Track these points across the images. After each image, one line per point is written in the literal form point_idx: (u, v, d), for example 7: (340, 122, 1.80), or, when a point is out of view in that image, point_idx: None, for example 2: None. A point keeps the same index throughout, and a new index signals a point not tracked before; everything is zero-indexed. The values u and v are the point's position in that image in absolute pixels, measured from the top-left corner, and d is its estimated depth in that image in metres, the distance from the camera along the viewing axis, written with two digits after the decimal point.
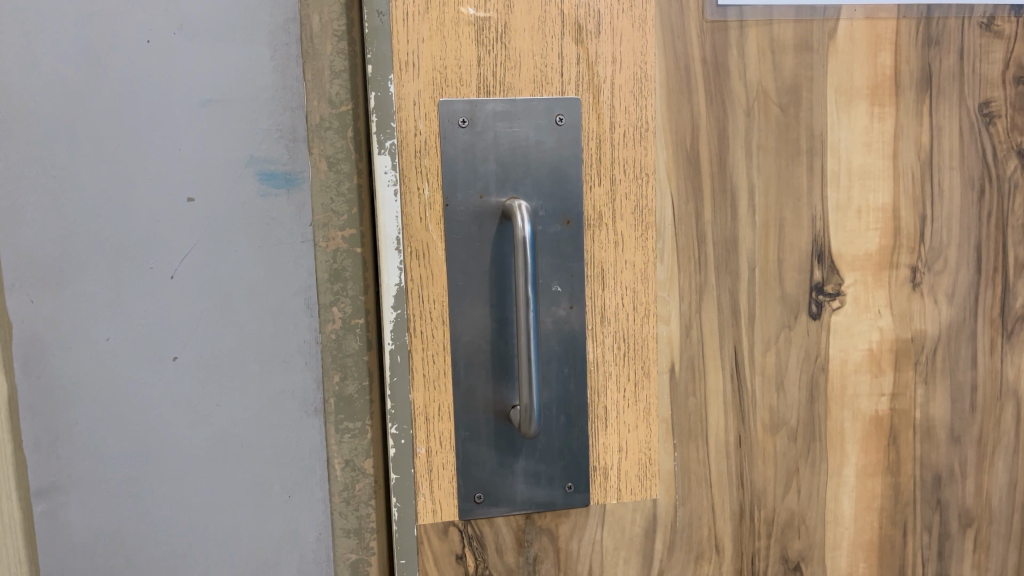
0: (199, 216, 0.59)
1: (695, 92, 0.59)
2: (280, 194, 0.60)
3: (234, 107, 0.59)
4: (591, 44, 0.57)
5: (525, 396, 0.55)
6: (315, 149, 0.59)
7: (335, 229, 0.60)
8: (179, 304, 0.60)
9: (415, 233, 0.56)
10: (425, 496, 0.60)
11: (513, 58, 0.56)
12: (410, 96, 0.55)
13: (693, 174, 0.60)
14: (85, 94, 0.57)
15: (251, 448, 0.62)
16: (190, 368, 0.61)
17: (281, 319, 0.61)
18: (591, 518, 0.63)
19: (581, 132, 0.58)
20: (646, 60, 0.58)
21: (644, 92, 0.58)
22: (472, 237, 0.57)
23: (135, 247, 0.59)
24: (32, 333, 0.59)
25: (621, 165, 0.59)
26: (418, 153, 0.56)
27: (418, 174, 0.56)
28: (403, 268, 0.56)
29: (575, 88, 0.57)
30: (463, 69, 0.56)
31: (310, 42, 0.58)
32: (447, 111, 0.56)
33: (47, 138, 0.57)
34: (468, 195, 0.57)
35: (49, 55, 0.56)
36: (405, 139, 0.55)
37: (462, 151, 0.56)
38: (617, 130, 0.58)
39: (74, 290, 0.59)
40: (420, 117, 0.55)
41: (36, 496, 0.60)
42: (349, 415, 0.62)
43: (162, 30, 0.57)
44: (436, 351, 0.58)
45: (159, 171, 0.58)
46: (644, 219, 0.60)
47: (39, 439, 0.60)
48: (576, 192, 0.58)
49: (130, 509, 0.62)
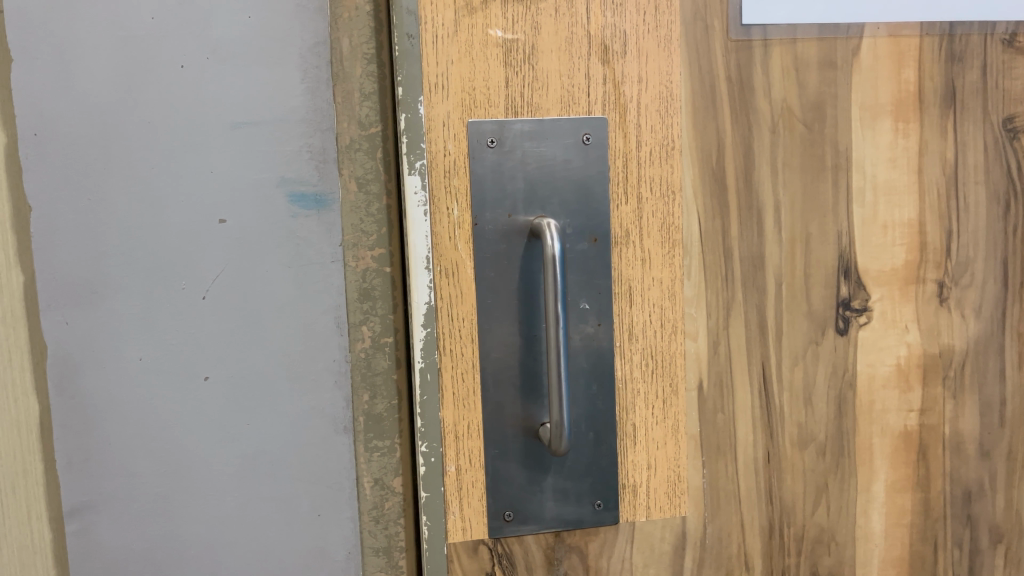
0: (230, 237, 0.60)
1: (721, 110, 0.60)
2: (310, 214, 0.61)
3: (265, 130, 0.60)
4: (617, 64, 0.58)
5: (555, 414, 0.55)
6: (345, 170, 0.60)
7: (364, 249, 0.61)
8: (209, 324, 0.61)
9: (444, 251, 0.57)
10: (455, 514, 0.60)
11: (540, 79, 0.57)
12: (439, 117, 0.56)
13: (720, 191, 0.60)
14: (119, 118, 0.58)
15: (280, 467, 0.63)
16: (221, 387, 0.61)
17: (311, 337, 0.62)
18: (621, 535, 0.63)
19: (607, 149, 0.58)
20: (672, 79, 0.59)
21: (670, 110, 0.59)
22: (501, 255, 0.57)
23: (167, 268, 0.60)
24: (66, 354, 0.60)
25: (648, 183, 0.59)
26: (447, 173, 0.56)
27: (448, 194, 0.56)
28: (433, 287, 0.57)
29: (601, 107, 0.58)
30: (492, 90, 0.56)
31: (340, 65, 0.59)
32: (476, 131, 0.56)
33: (81, 161, 0.58)
34: (496, 213, 0.57)
35: (85, 81, 0.57)
36: (435, 159, 0.56)
37: (490, 171, 0.57)
38: (644, 147, 0.59)
39: (107, 311, 0.60)
40: (449, 138, 0.56)
41: (68, 516, 0.61)
42: (379, 433, 0.63)
43: (195, 55, 0.58)
44: (465, 369, 0.58)
45: (190, 193, 0.59)
46: (670, 236, 0.60)
47: (72, 458, 0.61)
48: (603, 210, 0.59)
49: (161, 528, 0.62)
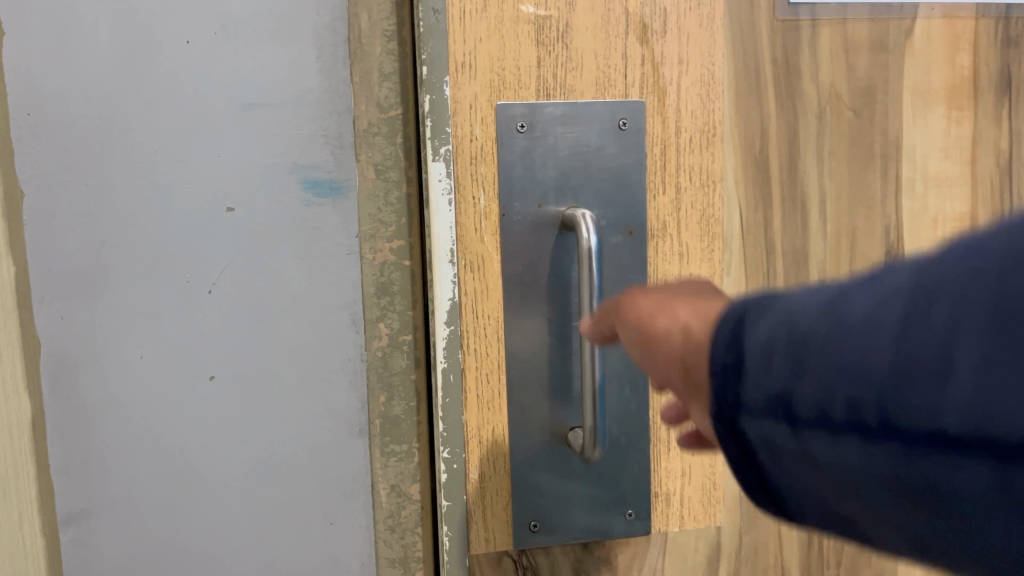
0: (239, 226, 0.56)
1: (765, 94, 0.56)
2: (325, 203, 0.57)
3: (277, 112, 0.56)
4: (656, 44, 0.53)
5: (589, 419, 0.51)
6: (362, 156, 0.56)
7: (382, 240, 0.57)
8: (217, 319, 0.57)
9: (469, 244, 0.52)
10: (478, 524, 0.55)
11: (575, 59, 0.52)
12: (466, 99, 0.51)
13: (763, 180, 0.57)
14: (120, 99, 0.54)
15: (291, 472, 0.59)
16: (228, 389, 0.58)
17: (325, 334, 0.58)
18: (653, 546, 0.59)
19: (644, 136, 0.54)
20: (714, 61, 0.54)
21: (711, 95, 0.55)
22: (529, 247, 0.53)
23: (172, 260, 0.56)
24: (62, 351, 0.55)
25: (686, 171, 0.55)
26: (474, 160, 0.52)
27: (474, 182, 0.52)
28: (456, 282, 0.52)
29: (638, 90, 0.54)
30: (522, 71, 0.52)
31: (358, 43, 0.55)
32: (505, 114, 0.52)
33: (80, 144, 0.54)
34: (525, 202, 0.52)
35: (84, 58, 0.53)
36: (461, 144, 0.51)
37: (520, 158, 0.52)
38: (682, 134, 0.55)
39: (108, 305, 0.55)
40: (477, 122, 0.51)
41: (64, 523, 0.57)
42: (396, 438, 0.58)
43: (202, 31, 0.54)
44: (489, 370, 0.54)
45: (197, 180, 0.55)
46: (710, 229, 0.56)
47: (69, 461, 0.56)
48: (640, 201, 0.54)
49: (164, 536, 0.58)
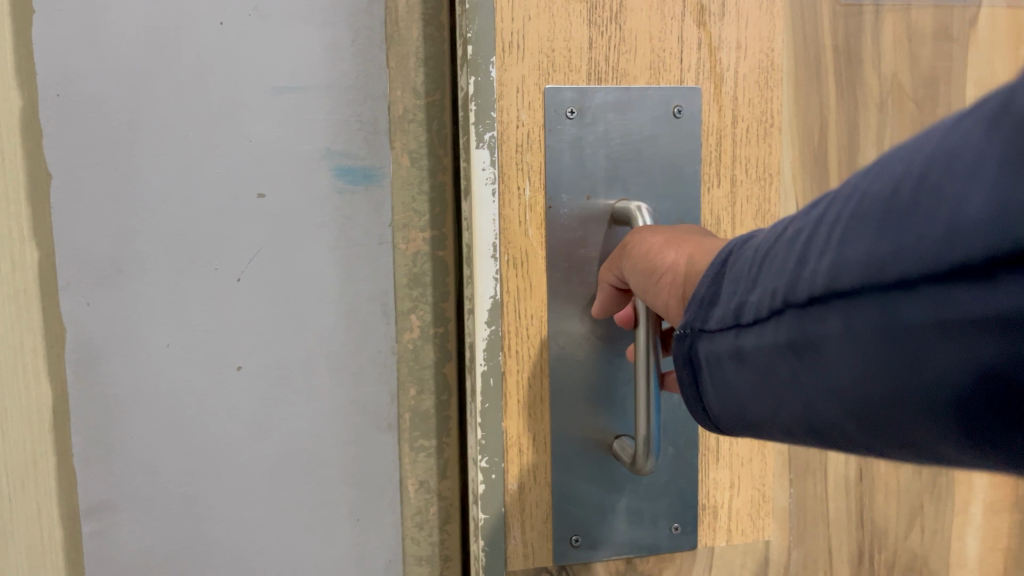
0: (269, 213, 0.54)
1: (825, 82, 0.53)
2: (357, 190, 0.55)
3: (311, 96, 0.54)
4: (714, 26, 0.50)
5: (642, 428, 0.44)
6: (397, 144, 0.55)
7: (415, 230, 0.56)
8: (245, 308, 0.55)
9: (512, 238, 0.48)
10: (517, 538, 0.51)
11: (629, 43, 0.49)
12: (513, 82, 0.47)
13: (819, 173, 0.54)
14: (150, 79, 0.52)
15: (319, 467, 0.57)
16: (255, 379, 0.55)
17: (356, 326, 0.56)
18: (699, 563, 0.55)
19: (700, 125, 0.51)
20: (773, 46, 0.51)
21: (770, 83, 0.52)
22: (575, 243, 0.49)
23: (199, 246, 0.53)
24: (85, 339, 0.53)
25: (742, 162, 0.52)
26: (520, 148, 0.48)
27: (519, 172, 0.48)
28: (498, 280, 0.48)
29: (694, 76, 0.50)
30: (574, 52, 0.48)
31: (395, 27, 0.54)
32: (555, 100, 0.48)
33: (108, 125, 0.52)
34: (572, 193, 0.49)
35: (113, 36, 0.51)
36: (506, 131, 0.48)
37: (568, 146, 0.49)
38: (740, 123, 0.52)
39: (133, 291, 0.53)
40: (523, 106, 0.48)
41: (85, 515, 0.54)
42: (426, 432, 0.59)
43: (235, 10, 0.52)
44: (529, 374, 0.50)
45: (227, 164, 0.53)
46: (765, 224, 0.53)
47: (90, 452, 0.53)
48: (694, 195, 0.51)
49: (186, 532, 0.56)
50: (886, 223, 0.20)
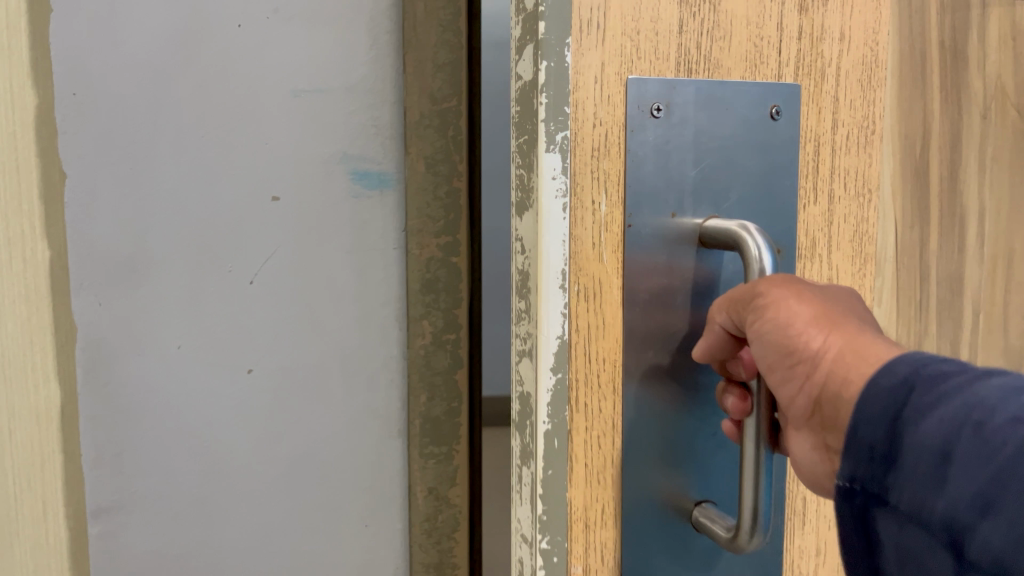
0: (286, 215, 0.54)
1: (930, 86, 0.39)
2: (373, 194, 0.56)
3: (329, 98, 0.54)
4: (817, 12, 0.36)
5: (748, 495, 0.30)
6: (412, 149, 0.55)
7: (429, 236, 0.55)
8: (260, 311, 0.55)
9: (584, 264, 0.32)
10: None
11: (722, 24, 0.34)
12: (591, 71, 0.31)
13: (920, 191, 0.40)
14: (170, 79, 0.52)
15: (329, 471, 0.57)
16: (269, 380, 0.56)
17: (369, 329, 0.57)
18: None
19: (800, 130, 0.36)
20: (879, 38, 0.38)
21: (874, 83, 0.38)
22: (659, 272, 0.33)
23: (216, 248, 0.54)
24: (99, 339, 0.53)
25: (842, 176, 0.38)
26: (596, 152, 0.32)
27: (594, 182, 0.32)
28: (567, 315, 0.32)
29: (793, 71, 0.36)
30: (660, 36, 0.33)
31: (412, 32, 0.54)
32: (639, 92, 0.32)
33: (127, 124, 0.52)
34: (656, 206, 0.33)
35: (134, 36, 0.51)
36: (581, 128, 0.31)
37: (652, 153, 0.33)
38: (841, 130, 0.38)
39: (148, 292, 0.53)
40: (602, 101, 0.32)
41: (93, 516, 0.54)
42: (436, 439, 0.57)
43: (255, 13, 0.53)
44: (605, 431, 0.33)
45: (245, 167, 0.54)
46: (864, 250, 0.39)
47: (102, 452, 0.53)
48: (788, 219, 0.36)
49: (195, 535, 0.56)
50: (934, 442, 0.22)
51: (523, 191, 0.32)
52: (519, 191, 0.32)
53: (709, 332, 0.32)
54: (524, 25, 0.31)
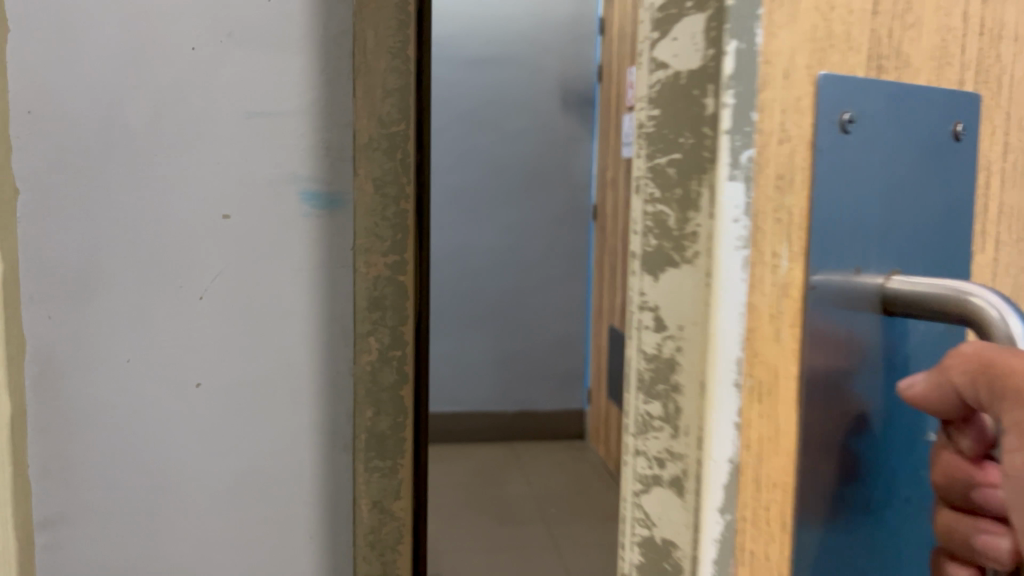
0: (236, 233, 0.56)
1: None
2: (322, 214, 0.57)
3: (279, 121, 0.56)
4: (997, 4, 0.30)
5: None
6: (361, 170, 0.56)
7: (377, 255, 0.57)
8: (208, 326, 0.56)
9: (763, 346, 0.24)
10: None
11: (915, 8, 0.26)
12: (784, 58, 0.22)
13: None
14: (125, 99, 0.53)
15: (275, 482, 0.59)
16: (215, 394, 0.57)
17: (316, 345, 0.58)
18: None
19: (977, 154, 0.30)
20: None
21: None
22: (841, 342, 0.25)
23: (167, 265, 0.55)
24: (48, 353, 0.54)
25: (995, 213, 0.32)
26: (781, 182, 0.23)
27: (778, 228, 0.23)
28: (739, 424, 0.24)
29: (973, 77, 0.29)
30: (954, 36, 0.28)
31: (363, 58, 0.56)
32: (838, 94, 0.24)
33: (81, 141, 0.53)
34: (843, 258, 0.24)
35: (91, 56, 0.52)
36: (768, 152, 0.23)
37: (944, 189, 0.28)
38: (1009, 154, 0.32)
39: (99, 307, 0.54)
40: (790, 104, 0.23)
41: (39, 528, 0.55)
42: (381, 453, 0.58)
43: (209, 37, 0.54)
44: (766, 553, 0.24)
45: (197, 186, 0.55)
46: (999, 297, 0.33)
47: (49, 466, 0.54)
48: (957, 262, 0.30)
49: (141, 546, 0.57)
50: None
51: (672, 229, 0.25)
52: (655, 228, 0.26)
53: (934, 375, 0.23)
54: (707, 25, 0.23)
